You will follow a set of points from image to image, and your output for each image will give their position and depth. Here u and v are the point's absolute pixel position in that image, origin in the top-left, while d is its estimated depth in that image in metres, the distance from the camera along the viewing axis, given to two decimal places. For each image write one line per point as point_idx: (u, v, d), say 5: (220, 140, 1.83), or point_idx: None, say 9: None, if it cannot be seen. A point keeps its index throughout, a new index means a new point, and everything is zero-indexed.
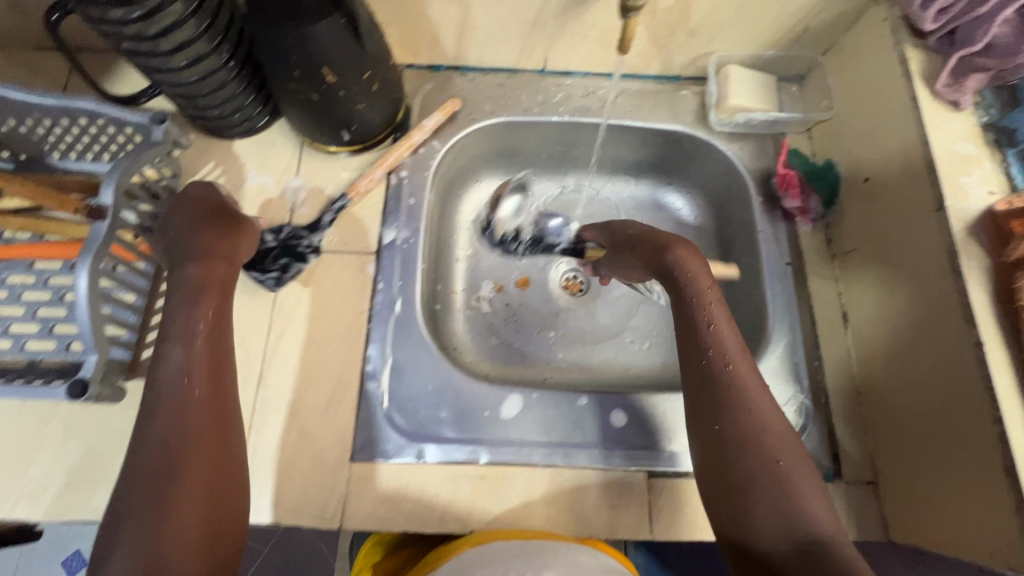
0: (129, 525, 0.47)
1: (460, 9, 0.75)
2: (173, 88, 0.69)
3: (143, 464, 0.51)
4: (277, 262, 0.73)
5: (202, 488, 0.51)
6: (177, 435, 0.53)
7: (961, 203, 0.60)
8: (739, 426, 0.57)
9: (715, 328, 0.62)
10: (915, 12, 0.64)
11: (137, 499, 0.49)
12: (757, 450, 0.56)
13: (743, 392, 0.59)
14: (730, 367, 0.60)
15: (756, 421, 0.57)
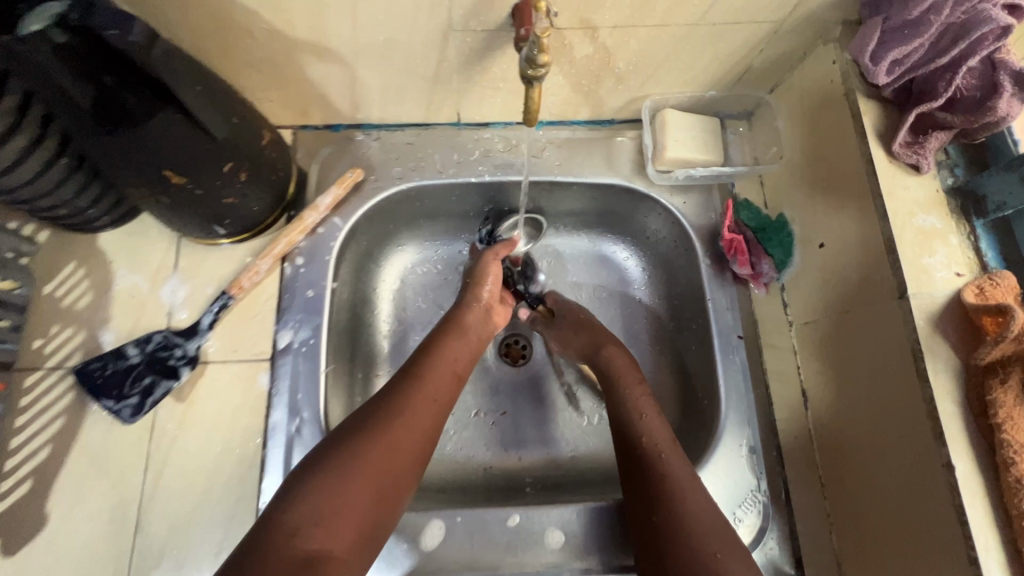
0: (329, 481, 0.49)
1: (343, 69, 0.63)
2: (2, 198, 0.56)
3: (357, 437, 0.52)
4: (140, 385, 0.62)
5: (395, 467, 0.52)
6: (404, 437, 0.54)
7: (925, 291, 0.52)
8: (676, 512, 0.52)
9: (646, 416, 0.61)
10: (867, 63, 0.55)
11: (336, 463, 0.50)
12: (696, 539, 0.50)
13: (666, 478, 0.55)
14: (660, 452, 0.57)
15: (685, 509, 0.52)
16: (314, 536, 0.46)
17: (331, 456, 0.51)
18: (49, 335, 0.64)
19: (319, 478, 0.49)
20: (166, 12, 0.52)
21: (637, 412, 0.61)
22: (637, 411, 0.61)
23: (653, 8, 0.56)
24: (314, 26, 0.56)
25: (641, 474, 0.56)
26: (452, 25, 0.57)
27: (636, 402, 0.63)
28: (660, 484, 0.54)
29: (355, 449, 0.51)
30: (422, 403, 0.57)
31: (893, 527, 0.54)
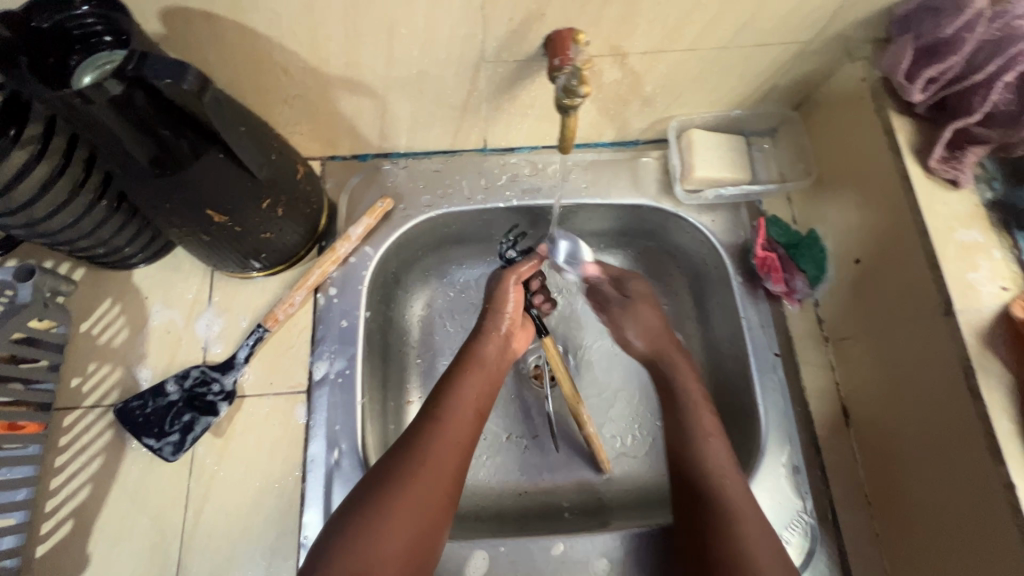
0: (363, 534, 0.49)
1: (374, 102, 0.64)
2: (44, 241, 0.57)
3: (387, 486, 0.52)
4: (179, 422, 0.62)
5: (427, 513, 0.52)
6: (435, 479, 0.53)
7: (972, 306, 0.52)
8: (737, 532, 0.53)
9: (711, 441, 0.60)
10: (900, 82, 0.55)
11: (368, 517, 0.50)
12: (754, 559, 0.51)
13: (737, 507, 0.54)
14: (722, 476, 0.57)
15: (745, 533, 0.53)
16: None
17: (362, 509, 0.50)
18: (86, 373, 0.64)
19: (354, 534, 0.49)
20: (206, 54, 0.53)
21: (703, 439, 0.60)
22: (704, 431, 0.61)
23: (683, 33, 0.57)
24: (349, 62, 0.57)
25: (703, 495, 0.56)
26: (484, 56, 0.57)
27: (706, 426, 0.61)
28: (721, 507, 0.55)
29: (387, 497, 0.51)
30: (447, 447, 0.55)
31: (951, 548, 0.53)
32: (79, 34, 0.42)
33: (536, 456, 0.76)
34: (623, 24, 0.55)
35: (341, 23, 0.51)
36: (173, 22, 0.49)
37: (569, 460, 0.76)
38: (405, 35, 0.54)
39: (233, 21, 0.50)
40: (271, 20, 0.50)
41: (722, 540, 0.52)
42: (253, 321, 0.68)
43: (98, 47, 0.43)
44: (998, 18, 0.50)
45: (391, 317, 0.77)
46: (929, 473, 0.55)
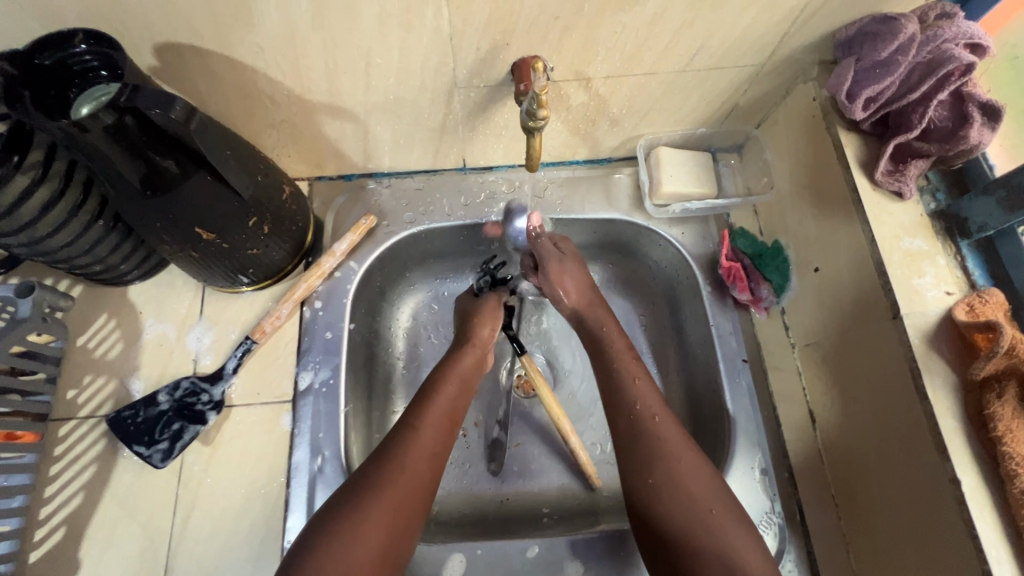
0: (339, 535, 0.51)
1: (357, 127, 0.68)
2: (43, 258, 0.61)
3: (365, 488, 0.54)
4: (169, 431, 0.65)
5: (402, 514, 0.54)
6: (410, 482, 0.55)
7: (917, 310, 0.55)
8: (671, 471, 0.55)
9: (638, 381, 0.62)
10: (844, 102, 0.60)
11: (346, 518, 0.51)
12: (693, 496, 0.53)
13: (666, 443, 0.56)
14: (654, 416, 0.59)
15: (677, 471, 0.55)
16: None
17: (339, 511, 0.52)
18: (82, 386, 0.67)
19: (331, 531, 0.51)
20: (197, 85, 0.57)
21: (629, 381, 0.62)
22: (632, 377, 0.62)
23: (642, 59, 0.61)
24: (330, 90, 0.61)
25: (638, 441, 0.58)
26: (457, 82, 0.62)
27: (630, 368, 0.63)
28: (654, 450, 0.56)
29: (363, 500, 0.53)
30: (423, 452, 0.57)
31: (906, 538, 0.54)
32: (78, 68, 0.46)
33: (517, 465, 0.78)
34: (585, 52, 0.59)
35: (322, 54, 0.55)
36: (166, 56, 0.53)
37: (548, 467, 0.78)
38: (381, 65, 0.58)
39: (222, 55, 0.54)
40: (257, 53, 0.54)
41: (663, 484, 0.54)
42: (242, 334, 0.71)
43: (97, 81, 0.47)
44: (929, 41, 0.53)
45: (376, 329, 0.80)
46: (886, 470, 0.57)
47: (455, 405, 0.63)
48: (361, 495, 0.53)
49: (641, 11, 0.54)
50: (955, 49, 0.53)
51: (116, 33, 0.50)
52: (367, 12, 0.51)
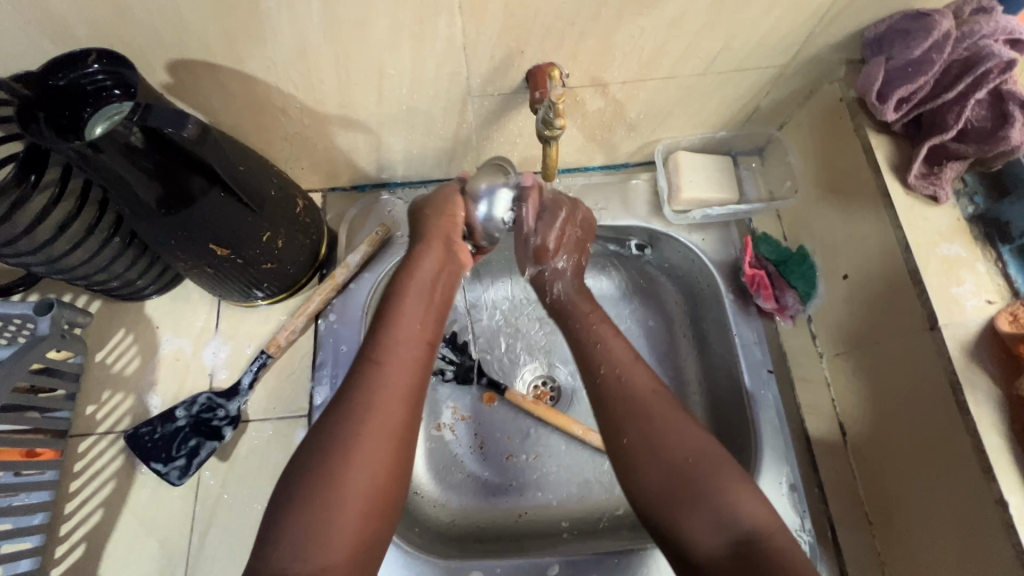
0: (316, 508, 0.46)
1: (370, 138, 0.67)
2: (62, 276, 0.61)
3: (320, 460, 0.48)
4: (185, 447, 0.65)
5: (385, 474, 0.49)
6: (384, 428, 0.49)
7: (957, 320, 0.52)
8: (643, 424, 0.53)
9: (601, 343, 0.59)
10: (872, 103, 0.57)
11: (310, 492, 0.46)
12: (665, 453, 0.52)
13: (644, 406, 0.54)
14: (619, 376, 0.56)
15: (649, 427, 0.53)
16: (313, 558, 0.44)
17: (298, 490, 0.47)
18: (101, 402, 0.67)
19: (292, 510, 0.46)
20: (210, 100, 0.57)
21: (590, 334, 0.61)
22: (593, 338, 0.60)
23: (659, 64, 0.59)
24: (343, 102, 0.60)
25: (609, 400, 0.56)
26: (470, 92, 0.60)
27: (616, 351, 0.58)
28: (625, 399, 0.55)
29: (331, 472, 0.47)
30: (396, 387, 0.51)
31: (936, 528, 0.53)
32: (89, 87, 0.46)
33: (535, 476, 0.77)
34: (602, 57, 0.57)
35: (334, 67, 0.55)
36: (179, 73, 0.53)
37: (567, 480, 0.77)
38: (394, 75, 0.57)
39: (234, 70, 0.53)
40: (270, 68, 0.54)
41: (641, 443, 0.53)
42: (258, 348, 0.71)
43: (110, 100, 0.47)
44: (967, 37, 0.51)
45: None
46: (924, 489, 0.54)
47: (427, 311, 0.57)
48: (320, 459, 0.48)
49: (659, 15, 0.53)
50: (994, 45, 0.50)
51: (129, 50, 0.49)
52: (379, 23, 0.50)
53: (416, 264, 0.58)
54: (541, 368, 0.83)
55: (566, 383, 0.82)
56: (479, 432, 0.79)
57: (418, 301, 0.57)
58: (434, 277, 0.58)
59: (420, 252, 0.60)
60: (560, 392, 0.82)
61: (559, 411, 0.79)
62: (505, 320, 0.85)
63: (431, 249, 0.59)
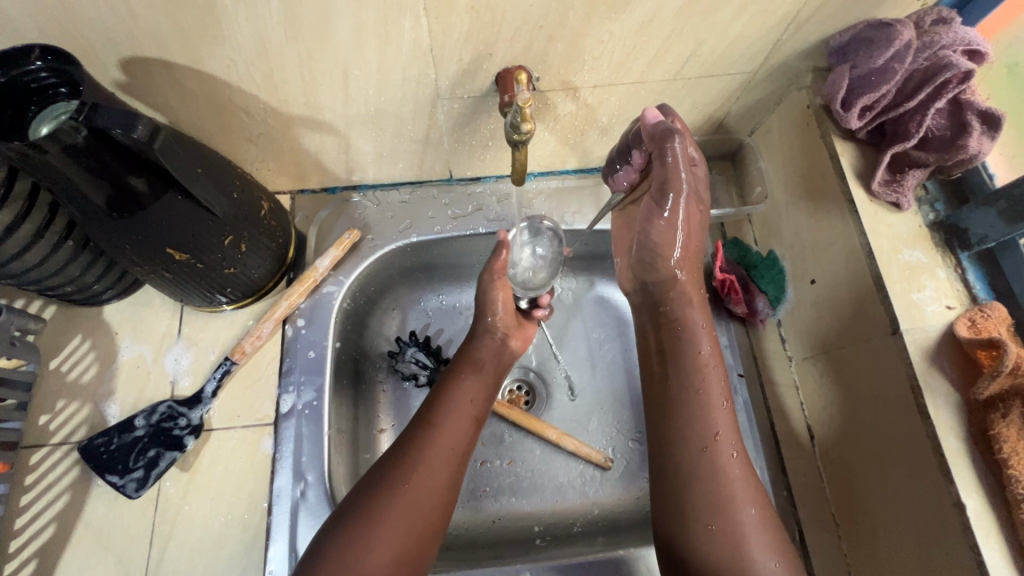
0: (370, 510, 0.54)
1: (337, 140, 0.66)
2: (11, 281, 0.58)
3: (349, 541, 0.52)
4: (145, 458, 0.62)
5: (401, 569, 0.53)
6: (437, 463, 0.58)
7: (918, 326, 0.53)
8: (732, 520, 0.53)
9: (714, 406, 0.58)
10: (837, 110, 0.58)
11: (337, 561, 0.51)
12: (749, 547, 0.52)
13: (728, 490, 0.54)
14: (725, 451, 0.56)
15: (742, 523, 0.53)
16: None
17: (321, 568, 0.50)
18: (54, 411, 0.65)
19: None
20: (167, 99, 0.55)
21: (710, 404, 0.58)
22: (713, 430, 0.57)
23: (629, 69, 0.59)
24: (308, 102, 0.59)
25: (700, 481, 0.55)
26: (439, 94, 0.60)
27: (719, 421, 0.57)
28: (717, 499, 0.54)
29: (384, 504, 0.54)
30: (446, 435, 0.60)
31: (898, 530, 0.54)
32: (34, 85, 0.44)
33: (508, 483, 0.77)
34: (571, 61, 0.57)
35: (298, 66, 0.53)
36: (132, 70, 0.51)
37: (543, 484, 0.76)
38: (360, 76, 0.56)
39: (192, 69, 0.52)
40: (229, 66, 0.52)
41: (724, 528, 0.53)
42: (222, 354, 0.69)
43: (56, 98, 0.45)
44: (927, 48, 0.52)
45: (361, 346, 0.77)
46: (887, 491, 0.55)
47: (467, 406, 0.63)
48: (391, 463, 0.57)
49: (628, 19, 0.52)
50: (953, 55, 0.51)
51: (77, 47, 0.47)
52: (343, 23, 0.49)
53: (455, 390, 0.64)
54: (516, 373, 0.83)
55: (539, 387, 0.82)
56: None
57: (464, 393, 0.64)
58: (471, 401, 0.64)
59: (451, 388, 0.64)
60: (534, 397, 0.81)
61: (535, 415, 0.79)
62: None
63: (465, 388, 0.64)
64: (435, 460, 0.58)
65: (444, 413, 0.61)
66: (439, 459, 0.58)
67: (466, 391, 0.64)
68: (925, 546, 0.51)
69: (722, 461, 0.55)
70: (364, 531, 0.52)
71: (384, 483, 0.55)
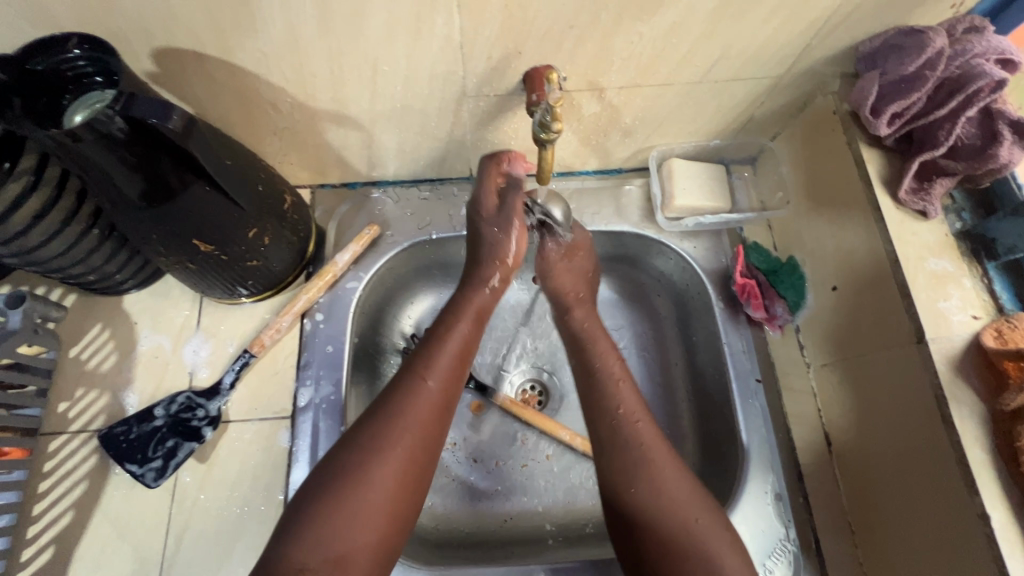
0: (361, 456, 0.51)
1: (362, 135, 0.66)
2: (35, 269, 0.59)
3: (337, 493, 0.50)
4: (162, 448, 0.62)
5: (392, 526, 0.51)
6: (436, 407, 0.55)
7: (943, 335, 0.53)
8: (650, 480, 0.53)
9: (618, 384, 0.60)
10: (867, 117, 0.58)
11: (323, 518, 0.49)
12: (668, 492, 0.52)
13: (647, 449, 0.55)
14: (636, 421, 0.57)
15: (652, 465, 0.54)
16: (326, 558, 0.48)
17: (314, 513, 0.49)
18: (74, 399, 0.65)
19: (299, 536, 0.48)
20: (196, 90, 0.55)
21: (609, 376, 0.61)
22: (630, 413, 0.57)
23: (657, 70, 0.59)
24: (335, 97, 0.59)
25: (623, 447, 0.55)
26: (466, 92, 0.60)
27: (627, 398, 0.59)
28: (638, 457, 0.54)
29: (372, 445, 0.52)
30: (440, 377, 0.57)
31: (918, 537, 0.53)
32: (69, 74, 0.44)
33: (520, 484, 0.77)
34: (599, 62, 0.57)
35: (328, 61, 0.53)
36: (165, 62, 0.51)
37: (555, 485, 0.77)
38: (389, 72, 0.56)
39: (224, 62, 0.52)
40: (260, 59, 0.52)
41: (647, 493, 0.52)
42: (240, 347, 0.69)
43: (90, 87, 0.45)
44: (958, 56, 0.52)
45: (376, 341, 0.77)
46: (909, 499, 0.54)
47: (466, 345, 0.61)
48: (384, 406, 0.54)
49: (659, 21, 0.52)
50: (986, 64, 0.51)
51: (113, 39, 0.48)
52: (376, 19, 0.49)
53: (447, 336, 0.60)
54: (529, 373, 0.83)
55: (552, 389, 0.82)
56: (467, 444, 0.79)
57: (463, 331, 0.61)
58: (463, 345, 0.60)
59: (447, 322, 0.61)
60: (547, 397, 0.82)
61: (548, 416, 0.79)
62: (498, 320, 0.85)
63: (462, 326, 0.61)
64: (422, 411, 0.54)
65: (433, 362, 0.57)
66: (428, 411, 0.55)
67: (458, 338, 0.60)
68: (946, 553, 0.51)
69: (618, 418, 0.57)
70: (350, 479, 0.50)
71: (371, 433, 0.52)
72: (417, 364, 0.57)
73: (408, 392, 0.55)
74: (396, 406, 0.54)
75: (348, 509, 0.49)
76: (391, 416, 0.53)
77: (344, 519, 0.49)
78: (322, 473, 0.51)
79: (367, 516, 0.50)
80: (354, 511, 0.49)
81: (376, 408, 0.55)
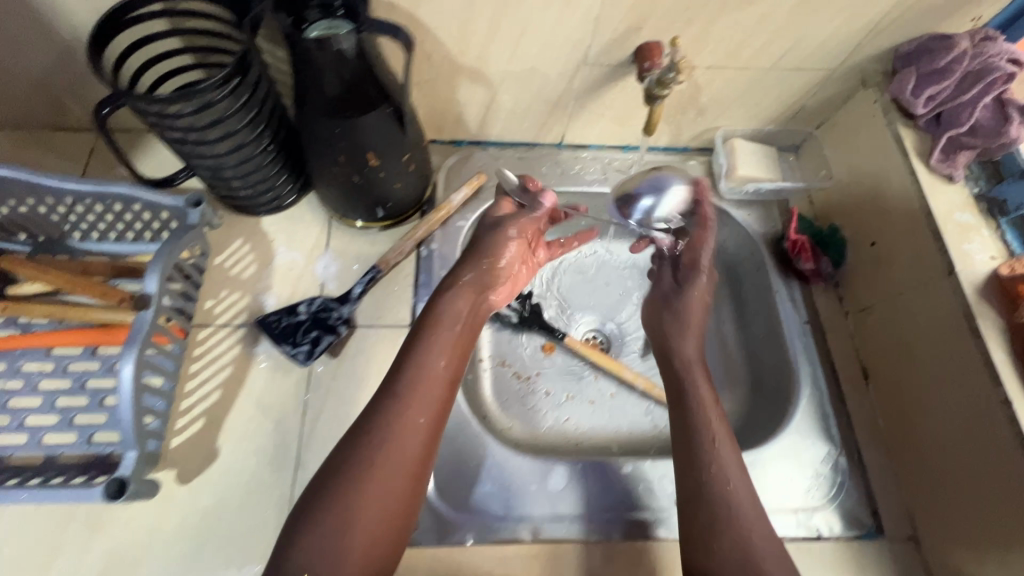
0: (347, 475, 0.56)
1: (487, 92, 0.79)
2: (221, 174, 0.70)
3: (331, 503, 0.55)
4: (309, 336, 0.72)
5: (388, 532, 0.56)
6: (419, 426, 0.60)
7: (969, 269, 0.66)
8: (721, 476, 0.62)
9: (702, 403, 0.68)
10: (907, 98, 0.72)
11: (324, 527, 0.54)
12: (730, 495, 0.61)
13: (709, 455, 0.63)
14: (713, 435, 0.65)
15: (723, 464, 0.63)
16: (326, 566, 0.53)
17: (312, 525, 0.54)
18: (220, 298, 0.75)
19: (302, 546, 0.53)
20: None
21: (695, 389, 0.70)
22: (710, 428, 0.65)
23: (741, 54, 0.73)
24: (481, 54, 0.72)
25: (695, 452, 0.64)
26: (586, 59, 0.73)
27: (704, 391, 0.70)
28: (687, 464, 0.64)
29: (366, 461, 0.57)
30: (423, 398, 0.62)
31: (950, 433, 0.66)
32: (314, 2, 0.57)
33: (585, 415, 0.87)
34: (698, 41, 0.71)
35: (490, 19, 0.66)
36: None
37: (619, 418, 0.87)
38: (532, 35, 0.69)
39: (409, 11, 0.65)
40: (438, 13, 0.65)
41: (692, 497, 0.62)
42: (365, 266, 0.79)
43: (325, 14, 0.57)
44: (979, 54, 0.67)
45: None
46: (941, 403, 0.67)
47: (450, 367, 0.66)
48: (369, 429, 0.59)
49: (752, 10, 0.67)
50: (999, 62, 0.67)
51: None
52: None
53: (423, 359, 0.64)
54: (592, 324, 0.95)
55: (613, 337, 0.93)
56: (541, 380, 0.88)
57: (444, 352, 0.65)
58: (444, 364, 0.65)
59: (428, 347, 0.65)
60: (608, 344, 0.93)
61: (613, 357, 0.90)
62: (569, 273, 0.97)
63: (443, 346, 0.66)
64: (407, 431, 0.59)
65: (412, 383, 0.62)
66: (410, 433, 0.59)
67: (437, 359, 0.65)
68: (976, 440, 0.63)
69: (704, 426, 0.66)
70: (345, 493, 0.55)
71: (358, 456, 0.57)
72: (396, 388, 0.62)
73: (397, 413, 0.60)
74: (380, 429, 0.59)
75: (345, 520, 0.54)
76: (377, 435, 0.58)
77: (334, 535, 0.54)
78: (320, 486, 0.56)
79: (363, 530, 0.55)
80: (350, 523, 0.54)
81: (367, 428, 0.59)
